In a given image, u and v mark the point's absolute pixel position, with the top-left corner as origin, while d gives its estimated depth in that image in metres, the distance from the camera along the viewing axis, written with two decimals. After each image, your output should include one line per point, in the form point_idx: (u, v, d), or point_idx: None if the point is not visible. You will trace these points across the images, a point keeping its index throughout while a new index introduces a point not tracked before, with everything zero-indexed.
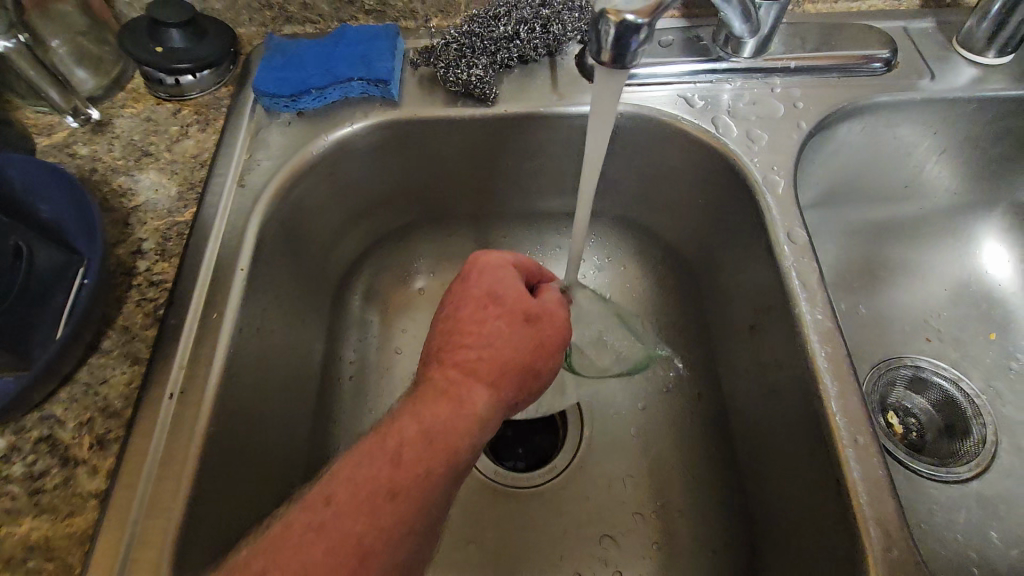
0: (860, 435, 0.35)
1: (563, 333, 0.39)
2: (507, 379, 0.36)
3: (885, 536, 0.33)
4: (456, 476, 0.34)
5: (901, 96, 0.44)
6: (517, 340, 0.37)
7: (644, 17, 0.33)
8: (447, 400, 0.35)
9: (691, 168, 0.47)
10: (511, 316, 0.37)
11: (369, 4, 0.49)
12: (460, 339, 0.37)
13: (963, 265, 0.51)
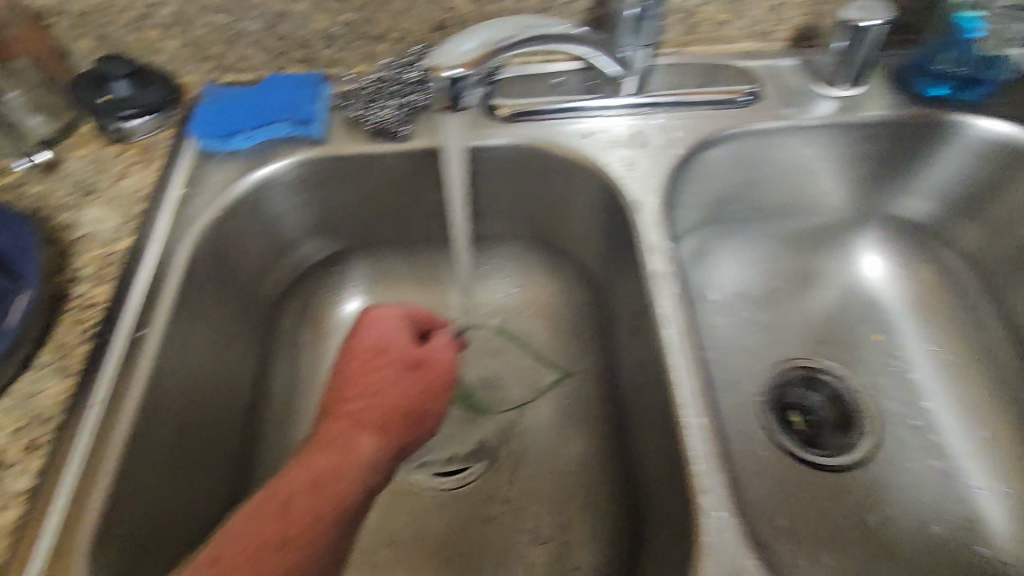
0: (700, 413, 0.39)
1: (449, 373, 0.47)
2: (394, 423, 0.43)
3: (715, 499, 0.36)
4: (348, 518, 0.40)
5: (766, 125, 0.54)
6: (401, 386, 0.45)
7: (467, 67, 0.40)
8: (336, 449, 0.41)
9: (584, 192, 0.54)
10: (395, 365, 0.45)
11: (298, 54, 0.56)
12: (351, 392, 0.44)
13: (843, 274, 0.62)
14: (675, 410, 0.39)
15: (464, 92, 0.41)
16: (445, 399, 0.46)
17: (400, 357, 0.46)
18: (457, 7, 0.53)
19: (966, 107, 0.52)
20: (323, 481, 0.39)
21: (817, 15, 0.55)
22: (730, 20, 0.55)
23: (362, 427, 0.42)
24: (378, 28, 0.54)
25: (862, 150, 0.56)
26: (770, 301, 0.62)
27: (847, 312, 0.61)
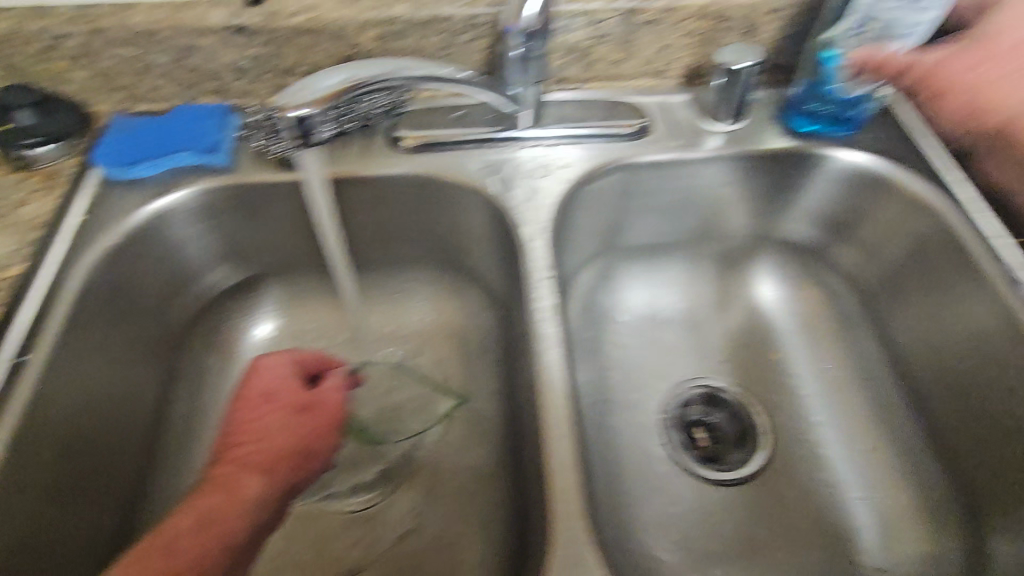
0: (565, 432, 0.42)
1: (338, 413, 0.50)
2: (282, 463, 0.46)
3: (569, 514, 0.39)
4: (231, 557, 0.41)
5: (653, 156, 0.57)
6: (289, 428, 0.47)
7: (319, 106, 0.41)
8: (221, 491, 0.43)
9: (485, 221, 0.56)
10: (283, 409, 0.48)
11: (210, 86, 0.58)
12: (238, 436, 0.46)
13: (743, 298, 0.65)
14: (542, 429, 0.42)
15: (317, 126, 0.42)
16: (333, 438, 0.49)
17: (289, 401, 0.49)
18: (361, 44, 0.55)
19: (830, 140, 0.57)
20: (206, 522, 0.41)
21: (704, 56, 0.59)
22: (624, 59, 0.59)
23: (249, 469, 0.44)
24: (287, 62, 0.56)
25: (746, 182, 0.60)
26: (671, 323, 0.65)
27: (743, 335, 0.64)
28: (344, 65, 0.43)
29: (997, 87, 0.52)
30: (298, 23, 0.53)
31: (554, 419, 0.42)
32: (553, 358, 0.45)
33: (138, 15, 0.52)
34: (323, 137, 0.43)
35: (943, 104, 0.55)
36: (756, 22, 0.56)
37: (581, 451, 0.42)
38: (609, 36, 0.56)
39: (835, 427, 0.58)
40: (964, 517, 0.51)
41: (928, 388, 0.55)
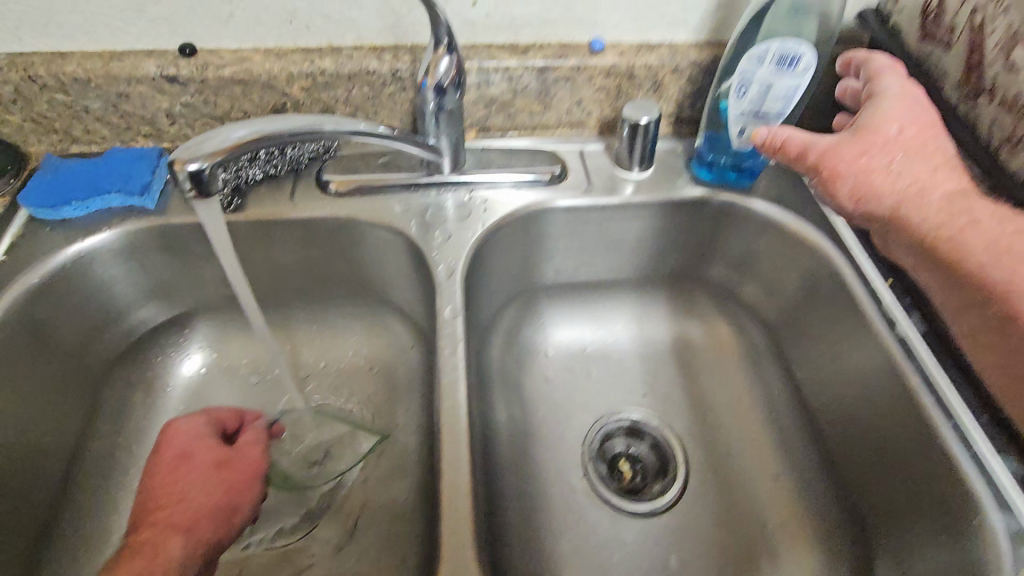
0: (462, 463, 0.44)
1: (259, 464, 0.51)
2: (204, 519, 0.46)
3: (459, 540, 0.40)
4: None
5: (568, 201, 0.61)
6: (209, 485, 0.48)
7: (209, 160, 0.38)
8: (144, 553, 0.43)
9: (408, 260, 0.59)
10: (202, 467, 0.49)
11: (144, 130, 0.60)
12: (159, 501, 0.47)
13: (663, 332, 0.69)
14: (439, 460, 0.44)
15: (213, 180, 0.39)
16: (257, 489, 0.50)
17: (207, 460, 0.50)
18: (290, 93, 0.58)
19: (729, 189, 0.62)
20: None
21: (615, 109, 0.64)
22: (542, 110, 0.64)
23: (171, 531, 0.45)
24: (219, 109, 0.59)
25: (658, 225, 0.64)
26: (593, 357, 0.68)
27: (661, 367, 0.68)
28: (249, 121, 0.43)
29: (891, 173, 0.46)
30: (228, 73, 0.56)
31: (450, 451, 0.44)
32: (458, 391, 0.47)
33: (72, 63, 0.55)
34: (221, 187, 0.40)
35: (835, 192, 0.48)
36: (659, 80, 0.61)
37: (474, 481, 0.43)
38: (525, 90, 0.61)
39: (745, 456, 0.61)
40: (858, 541, 0.53)
41: (825, 417, 0.58)
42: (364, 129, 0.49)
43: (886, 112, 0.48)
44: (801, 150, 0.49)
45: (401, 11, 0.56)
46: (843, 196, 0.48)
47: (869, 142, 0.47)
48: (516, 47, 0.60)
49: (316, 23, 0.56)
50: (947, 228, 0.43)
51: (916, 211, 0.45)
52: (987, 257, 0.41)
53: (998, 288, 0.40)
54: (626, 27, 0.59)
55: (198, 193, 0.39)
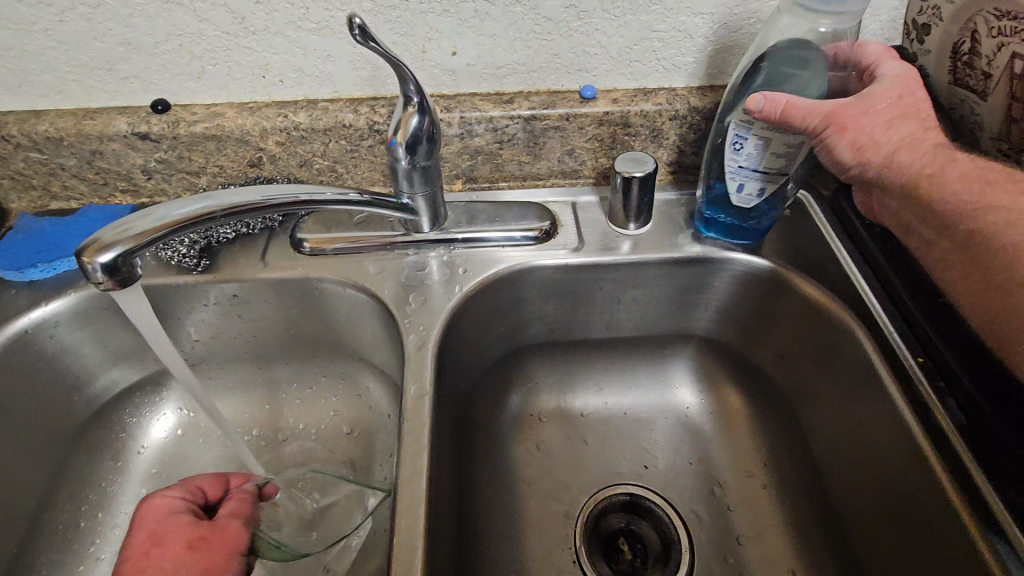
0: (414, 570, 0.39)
1: (240, 540, 0.45)
2: None
3: None
4: None
5: (554, 259, 0.56)
6: (181, 570, 0.41)
7: (129, 244, 0.35)
8: None
9: (382, 323, 0.55)
10: (173, 549, 0.42)
11: (121, 186, 0.58)
12: None
13: (664, 396, 0.63)
14: (390, 564, 0.39)
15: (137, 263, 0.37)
16: (237, 569, 0.43)
17: (181, 538, 0.43)
18: (266, 147, 0.56)
19: (729, 245, 0.56)
20: None
21: (611, 157, 0.60)
22: (532, 160, 0.60)
23: None
24: (195, 163, 0.57)
25: (657, 285, 0.59)
26: (587, 424, 0.62)
27: (661, 438, 0.61)
28: (201, 194, 0.40)
29: (892, 129, 0.42)
30: (200, 129, 0.54)
31: (403, 554, 0.39)
32: (420, 487, 0.42)
33: (45, 122, 0.54)
34: (140, 269, 0.38)
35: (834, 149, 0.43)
36: (658, 127, 0.57)
37: None
38: (512, 140, 0.57)
39: (756, 548, 0.54)
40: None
41: (849, 509, 0.50)
42: (329, 196, 0.46)
43: (882, 78, 0.44)
44: (810, 111, 0.42)
45: (376, 62, 0.53)
46: (842, 148, 0.43)
47: (871, 101, 0.43)
48: (501, 96, 0.56)
49: (290, 76, 0.54)
50: (930, 163, 0.42)
51: (910, 154, 0.42)
52: (961, 186, 0.40)
53: (971, 208, 0.40)
54: (619, 73, 0.55)
55: (115, 284, 0.36)
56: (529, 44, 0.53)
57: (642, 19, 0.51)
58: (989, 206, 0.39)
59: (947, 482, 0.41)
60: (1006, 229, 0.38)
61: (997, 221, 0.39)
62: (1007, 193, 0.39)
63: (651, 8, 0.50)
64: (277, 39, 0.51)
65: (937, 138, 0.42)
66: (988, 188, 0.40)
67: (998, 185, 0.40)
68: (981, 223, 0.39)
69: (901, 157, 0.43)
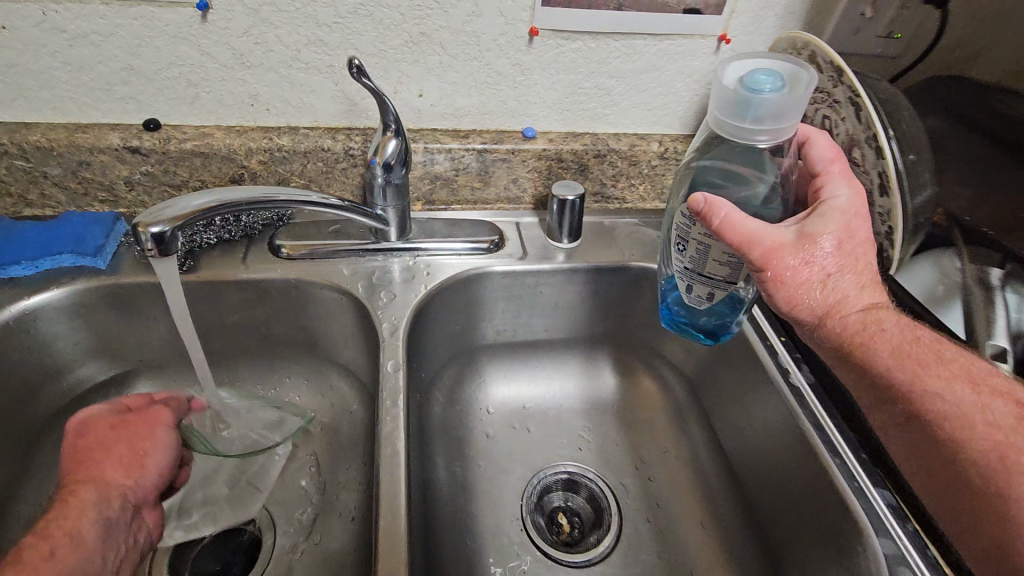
0: (397, 505, 0.45)
1: (161, 418, 0.52)
2: (114, 472, 0.47)
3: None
4: (77, 555, 0.41)
5: (505, 266, 0.67)
6: (110, 443, 0.49)
7: (169, 224, 0.42)
8: (58, 531, 0.42)
9: (354, 317, 0.63)
10: (100, 430, 0.49)
11: (101, 196, 0.63)
12: (75, 467, 0.47)
13: (595, 389, 0.74)
14: (379, 500, 0.46)
15: (175, 242, 0.43)
16: (164, 437, 0.51)
17: (104, 424, 0.50)
18: (248, 165, 0.63)
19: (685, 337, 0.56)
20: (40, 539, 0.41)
21: (547, 187, 0.73)
22: (482, 186, 0.71)
23: (82, 483, 0.46)
24: (177, 177, 0.63)
25: (587, 290, 0.71)
26: (530, 414, 0.72)
27: (593, 423, 0.72)
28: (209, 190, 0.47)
29: (826, 281, 0.44)
30: (190, 146, 0.61)
31: (389, 493, 0.46)
32: (399, 440, 0.50)
33: (36, 133, 0.58)
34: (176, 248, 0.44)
35: (768, 289, 0.44)
36: (584, 163, 0.71)
37: (408, 522, 0.45)
38: (467, 169, 0.69)
39: (674, 504, 0.65)
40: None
41: (738, 463, 0.63)
42: (317, 200, 0.54)
43: (827, 215, 0.44)
44: (749, 241, 0.42)
45: (355, 98, 0.63)
46: (781, 297, 0.44)
47: (812, 248, 0.43)
48: (459, 132, 0.68)
49: (277, 106, 0.62)
50: (861, 332, 0.43)
51: (842, 318, 0.44)
52: (892, 362, 0.43)
53: (906, 390, 0.43)
54: (553, 119, 0.69)
55: (158, 252, 0.43)
56: (482, 92, 0.65)
57: (571, 78, 0.66)
58: (921, 389, 0.42)
59: (818, 444, 0.53)
60: (940, 420, 0.41)
61: (934, 408, 0.42)
62: (936, 378, 0.42)
63: (578, 70, 0.65)
64: (270, 73, 0.60)
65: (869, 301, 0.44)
66: (922, 369, 0.43)
67: (926, 363, 0.43)
68: (918, 408, 0.42)
69: (836, 321, 0.44)
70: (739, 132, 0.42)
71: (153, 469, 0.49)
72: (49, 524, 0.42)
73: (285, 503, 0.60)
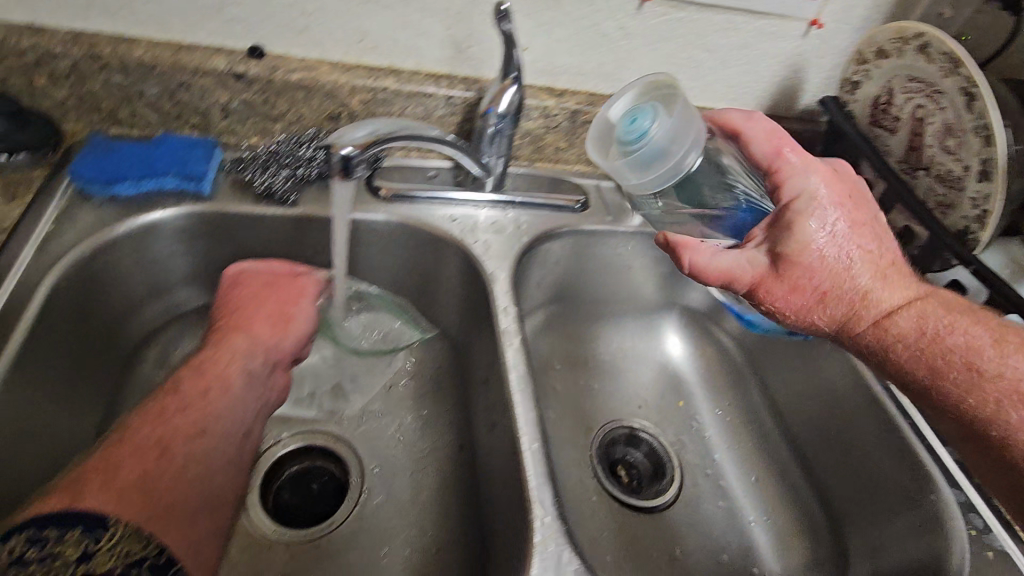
0: (534, 441, 0.47)
1: (308, 289, 0.59)
2: (260, 325, 0.55)
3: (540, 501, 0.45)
4: (223, 386, 0.49)
5: (593, 227, 0.69)
6: (264, 300, 0.56)
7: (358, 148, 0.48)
8: (209, 368, 0.50)
9: (450, 264, 0.64)
10: (254, 286, 0.57)
11: (193, 121, 0.61)
12: (228, 311, 0.55)
13: (656, 350, 0.78)
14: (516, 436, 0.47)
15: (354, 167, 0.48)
16: (307, 306, 0.58)
17: (258, 283, 0.57)
18: (349, 103, 0.63)
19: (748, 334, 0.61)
20: (202, 366, 0.50)
21: None
22: (567, 147, 0.73)
23: (233, 331, 0.54)
24: (275, 109, 0.62)
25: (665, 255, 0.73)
26: (594, 371, 0.75)
27: (653, 382, 0.76)
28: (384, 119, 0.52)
29: (824, 297, 0.48)
30: (295, 78, 0.60)
31: (528, 429, 0.47)
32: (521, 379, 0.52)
33: (138, 48, 0.56)
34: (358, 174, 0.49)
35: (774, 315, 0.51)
36: None
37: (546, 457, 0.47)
38: (557, 127, 0.70)
39: (732, 458, 0.69)
40: (835, 544, 0.60)
41: (795, 422, 0.68)
42: (455, 146, 0.56)
43: (796, 228, 0.48)
44: (728, 278, 0.49)
45: (462, 45, 0.63)
46: (787, 320, 0.50)
47: (795, 270, 0.48)
48: (553, 90, 0.69)
49: (384, 45, 0.62)
50: (878, 343, 0.48)
51: (857, 326, 0.48)
52: (916, 371, 0.46)
53: (936, 399, 0.46)
54: None
55: (341, 174, 0.48)
56: (584, 51, 0.66)
57: (669, 48, 0.68)
58: (951, 398, 0.45)
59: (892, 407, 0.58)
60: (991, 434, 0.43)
61: (982, 419, 0.43)
62: (968, 391, 0.44)
63: (677, 39, 0.67)
64: (385, 10, 0.59)
65: (873, 305, 0.48)
66: (955, 378, 0.45)
67: (958, 373, 0.45)
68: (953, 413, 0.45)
69: (851, 333, 0.49)
70: (663, 175, 0.50)
71: (293, 334, 0.57)
72: (205, 364, 0.50)
73: (374, 440, 0.62)
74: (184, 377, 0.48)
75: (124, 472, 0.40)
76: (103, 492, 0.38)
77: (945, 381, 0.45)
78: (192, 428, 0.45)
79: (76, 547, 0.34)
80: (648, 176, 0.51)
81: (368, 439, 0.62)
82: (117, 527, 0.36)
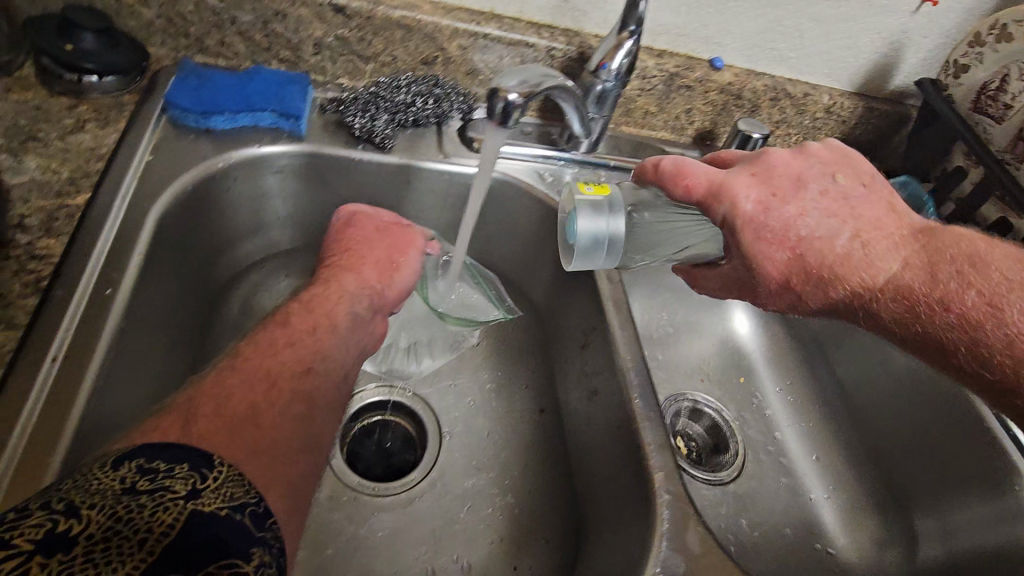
0: (651, 410, 0.47)
1: (417, 240, 0.57)
2: (369, 268, 0.54)
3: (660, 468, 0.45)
4: (330, 327, 0.47)
5: None
6: (375, 241, 0.55)
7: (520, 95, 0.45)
8: (318, 310, 0.48)
9: (540, 224, 0.63)
10: (366, 228, 0.56)
11: (283, 54, 0.57)
12: (342, 248, 0.55)
13: (725, 324, 0.77)
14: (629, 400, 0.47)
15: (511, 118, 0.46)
16: (415, 256, 0.56)
17: (366, 228, 0.56)
18: (447, 48, 0.59)
19: None
20: (311, 304, 0.48)
21: (715, 121, 0.72)
22: (656, 111, 0.70)
23: (340, 270, 0.52)
24: (371, 48, 0.58)
25: None
26: (662, 342, 0.75)
27: (719, 356, 0.76)
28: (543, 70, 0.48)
29: (808, 301, 0.44)
30: (397, 16, 0.56)
31: (641, 396, 0.48)
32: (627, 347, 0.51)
33: None
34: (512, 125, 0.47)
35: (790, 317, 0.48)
36: (757, 104, 0.71)
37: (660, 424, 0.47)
38: (651, 90, 0.68)
39: (796, 435, 0.70)
40: (905, 525, 0.63)
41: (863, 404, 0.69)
42: (575, 100, 0.53)
43: (739, 241, 0.44)
44: (723, 289, 0.49)
45: None
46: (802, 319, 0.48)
47: (757, 282, 0.45)
48: (651, 50, 0.66)
49: None
50: (886, 332, 0.44)
51: (861, 316, 0.44)
52: (929, 357, 0.42)
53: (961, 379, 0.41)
54: (742, 53, 0.68)
55: (499, 121, 0.46)
56: (691, 10, 0.63)
57: (777, 14, 0.65)
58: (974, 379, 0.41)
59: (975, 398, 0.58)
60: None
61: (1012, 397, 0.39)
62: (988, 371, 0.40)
63: (786, 6, 0.64)
64: None
65: (856, 296, 0.43)
66: (970, 356, 0.40)
67: (971, 350, 0.40)
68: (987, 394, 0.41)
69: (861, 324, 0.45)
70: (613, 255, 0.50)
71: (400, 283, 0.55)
72: (314, 301, 0.49)
73: (455, 397, 0.62)
74: (294, 312, 0.47)
75: (236, 405, 0.37)
76: (216, 420, 0.35)
77: (962, 363, 0.41)
78: (300, 365, 0.43)
79: (185, 482, 0.28)
80: (597, 263, 0.51)
81: (449, 397, 0.62)
82: (222, 467, 0.31)
